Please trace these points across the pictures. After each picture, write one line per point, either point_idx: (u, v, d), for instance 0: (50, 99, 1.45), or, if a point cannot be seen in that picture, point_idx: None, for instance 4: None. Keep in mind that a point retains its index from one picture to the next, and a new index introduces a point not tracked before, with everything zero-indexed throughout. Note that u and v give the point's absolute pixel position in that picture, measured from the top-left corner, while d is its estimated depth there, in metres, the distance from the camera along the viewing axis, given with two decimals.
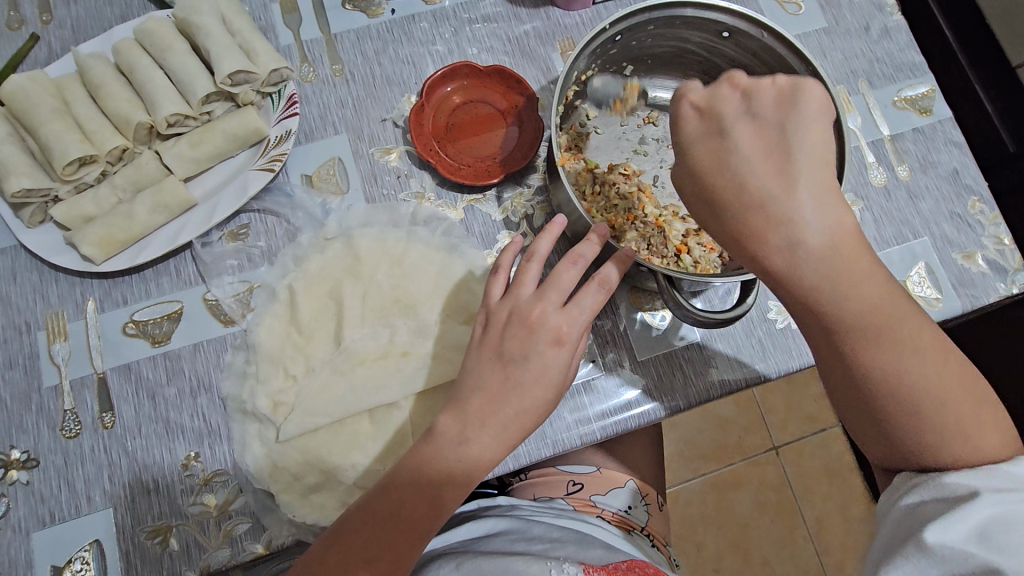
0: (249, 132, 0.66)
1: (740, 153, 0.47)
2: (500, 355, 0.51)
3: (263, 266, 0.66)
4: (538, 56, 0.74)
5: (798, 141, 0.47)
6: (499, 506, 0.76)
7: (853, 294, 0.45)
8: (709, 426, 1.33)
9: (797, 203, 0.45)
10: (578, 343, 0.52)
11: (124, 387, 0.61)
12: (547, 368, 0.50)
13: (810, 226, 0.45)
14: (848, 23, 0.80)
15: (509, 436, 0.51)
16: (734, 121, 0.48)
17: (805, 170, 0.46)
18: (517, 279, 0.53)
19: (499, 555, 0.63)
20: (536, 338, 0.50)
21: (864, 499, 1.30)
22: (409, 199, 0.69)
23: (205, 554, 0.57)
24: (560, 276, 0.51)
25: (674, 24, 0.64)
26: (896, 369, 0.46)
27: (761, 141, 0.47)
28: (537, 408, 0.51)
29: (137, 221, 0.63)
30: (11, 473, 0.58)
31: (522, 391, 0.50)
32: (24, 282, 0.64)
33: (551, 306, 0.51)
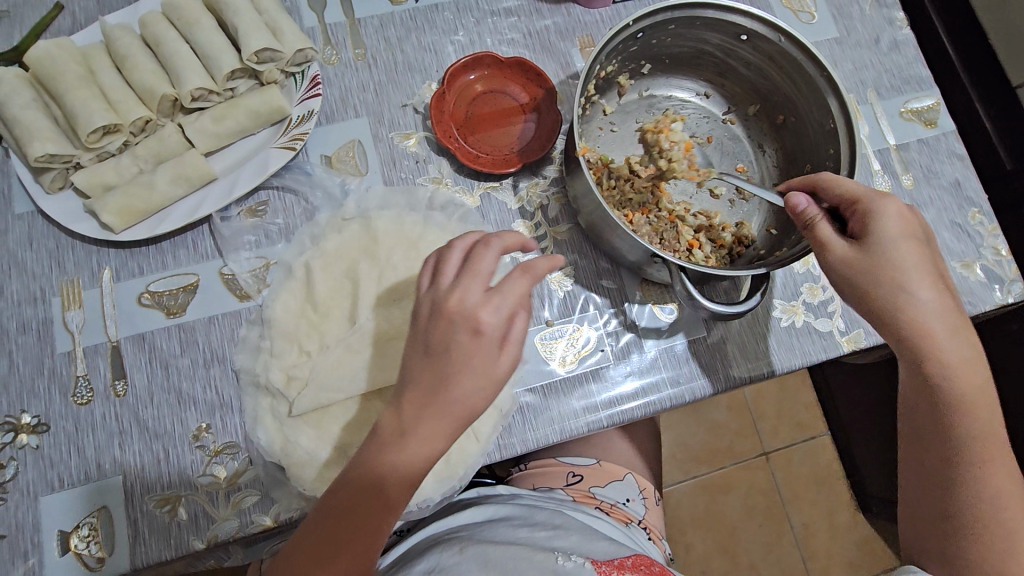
0: (272, 110, 0.66)
1: (906, 262, 0.55)
2: (424, 348, 0.48)
3: (281, 243, 0.66)
4: (557, 50, 0.76)
5: (942, 271, 0.58)
6: (497, 496, 0.78)
7: (975, 381, 0.57)
8: (701, 429, 1.35)
9: (939, 305, 0.56)
10: (505, 325, 0.48)
11: (138, 356, 0.62)
12: (466, 360, 0.47)
13: (947, 321, 0.56)
14: (858, 34, 0.82)
15: (448, 427, 0.47)
16: (915, 241, 0.56)
17: (945, 288, 0.57)
18: (439, 267, 0.50)
19: (504, 544, 0.66)
20: (456, 327, 0.47)
21: (848, 506, 1.33)
22: (427, 184, 0.70)
23: (214, 526, 0.58)
24: (479, 263, 0.48)
25: (694, 25, 0.66)
26: (981, 479, 0.56)
27: (927, 262, 0.56)
28: (470, 400, 0.47)
29: (157, 191, 0.63)
30: (20, 437, 0.59)
31: (451, 383, 0.47)
32: (40, 247, 0.64)
33: (469, 295, 0.47)
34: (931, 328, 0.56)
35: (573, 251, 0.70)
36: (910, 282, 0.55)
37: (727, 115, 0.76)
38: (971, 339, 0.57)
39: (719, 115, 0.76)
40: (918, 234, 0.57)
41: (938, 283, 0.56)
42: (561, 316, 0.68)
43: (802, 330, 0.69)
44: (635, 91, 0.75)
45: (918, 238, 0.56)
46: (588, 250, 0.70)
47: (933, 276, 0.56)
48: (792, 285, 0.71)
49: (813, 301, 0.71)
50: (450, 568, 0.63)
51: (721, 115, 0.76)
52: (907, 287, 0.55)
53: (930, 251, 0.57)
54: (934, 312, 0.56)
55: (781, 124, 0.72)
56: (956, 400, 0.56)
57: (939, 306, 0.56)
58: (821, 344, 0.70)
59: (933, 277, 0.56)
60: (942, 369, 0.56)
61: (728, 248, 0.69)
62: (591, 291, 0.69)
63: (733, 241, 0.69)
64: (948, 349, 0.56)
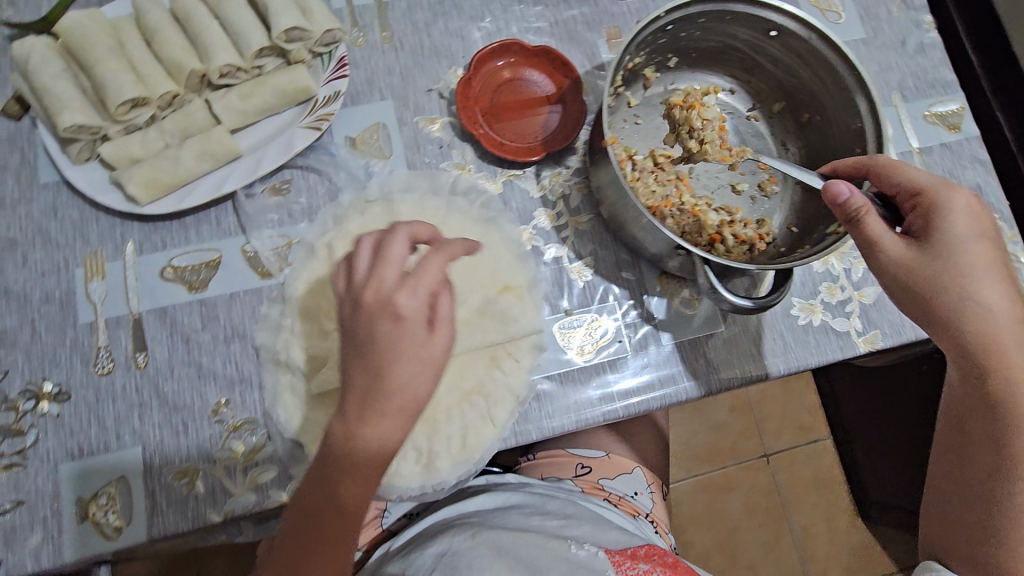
0: (299, 89, 0.66)
1: (973, 260, 0.55)
2: (351, 344, 0.48)
3: (303, 223, 0.66)
4: (584, 40, 0.76)
5: (1008, 269, 0.58)
6: (510, 484, 0.80)
7: None
8: (704, 428, 1.35)
9: (1001, 304, 0.56)
10: (428, 306, 0.48)
11: (159, 330, 0.62)
12: (396, 345, 0.47)
13: (1009, 320, 0.56)
14: (885, 36, 0.82)
15: (392, 418, 0.47)
16: (982, 238, 0.56)
17: (1010, 288, 0.57)
18: (351, 267, 0.50)
19: (518, 531, 0.67)
20: (377, 318, 0.47)
21: (848, 511, 1.34)
22: (451, 169, 0.70)
23: (230, 501, 0.58)
24: (388, 252, 0.48)
25: (724, 19, 0.66)
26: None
27: (993, 261, 0.56)
28: (415, 377, 0.47)
29: (183, 166, 0.63)
30: (42, 404, 0.59)
31: (384, 374, 0.47)
32: (65, 218, 0.64)
33: (384, 283, 0.48)
34: (990, 327, 0.56)
35: (593, 241, 0.70)
36: (976, 282, 0.55)
37: (752, 112, 0.76)
38: None
39: (744, 111, 0.76)
40: (987, 232, 0.56)
41: (1005, 284, 0.56)
42: (579, 305, 0.68)
43: (819, 329, 0.70)
44: (660, 84, 0.74)
45: (986, 236, 0.56)
46: (609, 241, 0.70)
47: (998, 275, 0.56)
48: (811, 283, 0.71)
49: (831, 301, 0.71)
50: (466, 553, 0.63)
51: (746, 111, 0.76)
52: (971, 286, 0.55)
53: (998, 250, 0.57)
54: (997, 311, 0.56)
55: (806, 122, 0.72)
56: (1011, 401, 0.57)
57: (1005, 306, 0.56)
58: (837, 343, 0.70)
59: (999, 277, 0.56)
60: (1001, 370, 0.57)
61: (750, 245, 0.68)
62: (611, 282, 0.69)
63: (755, 237, 0.69)
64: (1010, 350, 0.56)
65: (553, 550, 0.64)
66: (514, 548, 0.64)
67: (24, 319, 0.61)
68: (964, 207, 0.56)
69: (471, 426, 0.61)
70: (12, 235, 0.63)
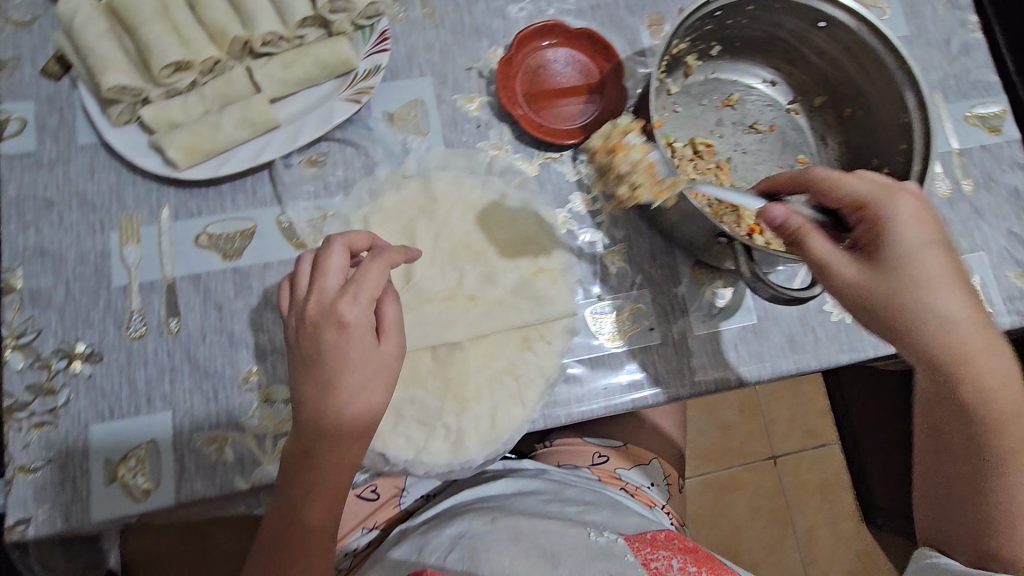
0: (340, 61, 0.65)
1: (929, 268, 0.53)
2: (302, 357, 0.51)
3: (338, 195, 0.66)
4: (626, 26, 0.75)
5: (963, 272, 0.56)
6: (525, 475, 0.79)
7: (1001, 389, 0.55)
8: (713, 428, 1.35)
9: (959, 312, 0.54)
10: (370, 312, 0.51)
11: (192, 296, 0.62)
12: (343, 349, 0.50)
13: (967, 329, 0.54)
14: (929, 35, 0.81)
15: (349, 423, 0.50)
16: (931, 244, 0.54)
17: (966, 292, 0.55)
18: (294, 284, 0.53)
19: (538, 518, 0.66)
20: (322, 330, 0.50)
21: (854, 516, 1.33)
22: (488, 149, 0.69)
23: (257, 469, 0.58)
24: (327, 267, 0.51)
25: (773, 8, 0.65)
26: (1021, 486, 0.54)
27: (947, 267, 0.54)
28: (363, 376, 0.50)
29: (222, 132, 0.62)
30: (74, 364, 0.59)
31: (333, 381, 0.49)
32: (101, 180, 0.64)
33: (325, 294, 0.51)
34: (950, 340, 0.54)
35: (628, 228, 0.69)
36: (934, 291, 0.53)
37: (791, 105, 0.75)
38: (1001, 346, 0.56)
39: (784, 104, 0.75)
40: (940, 237, 0.54)
41: (961, 289, 0.54)
42: (613, 290, 0.67)
43: (852, 326, 0.69)
44: (701, 72, 0.73)
45: (939, 240, 0.54)
46: (644, 229, 0.69)
47: (955, 280, 0.54)
48: None
49: None
50: (484, 537, 0.63)
51: (786, 104, 0.75)
52: (930, 296, 0.53)
53: (951, 252, 0.55)
54: (957, 319, 0.54)
55: (847, 117, 0.71)
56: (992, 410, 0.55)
57: (964, 313, 0.54)
58: (870, 341, 0.69)
59: (955, 282, 0.54)
60: (972, 382, 0.55)
61: None
62: (644, 270, 0.68)
63: None
64: (976, 360, 0.54)
65: (574, 537, 0.62)
66: (535, 534, 0.62)
67: (58, 280, 0.61)
68: (909, 214, 0.54)
69: (500, 406, 0.61)
70: (49, 196, 0.63)
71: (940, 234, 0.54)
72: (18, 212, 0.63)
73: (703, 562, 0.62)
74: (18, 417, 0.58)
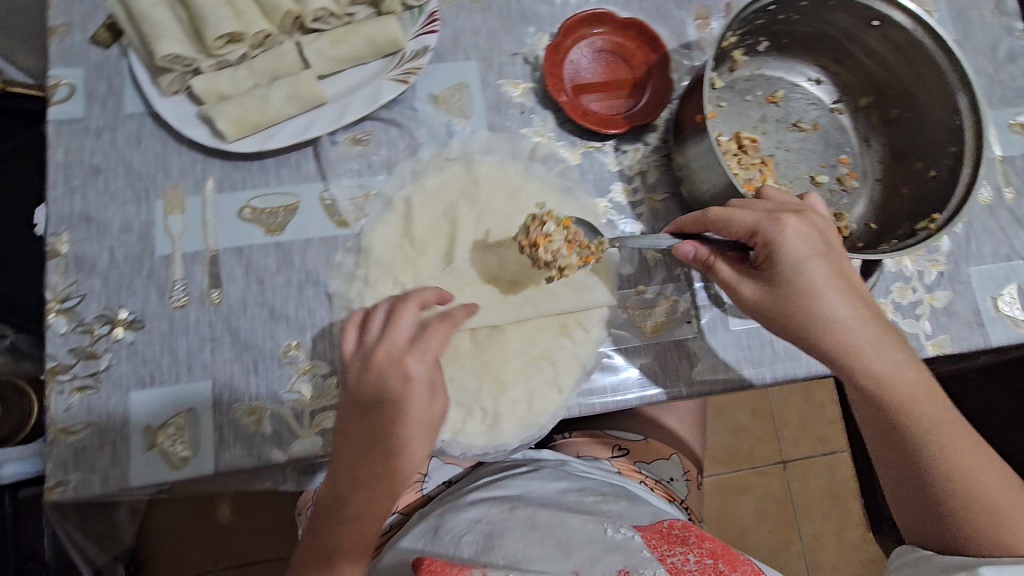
0: (389, 41, 0.65)
1: (816, 279, 0.55)
2: (360, 401, 0.54)
3: (381, 175, 0.66)
4: (673, 18, 0.74)
5: (848, 273, 0.58)
6: (545, 470, 0.77)
7: (905, 386, 0.57)
8: (724, 430, 1.34)
9: (849, 319, 0.56)
10: (432, 370, 0.55)
11: (234, 268, 0.62)
12: (404, 399, 0.53)
13: (858, 333, 0.56)
14: (977, 41, 0.80)
15: (391, 476, 0.55)
16: (814, 257, 0.56)
17: (854, 295, 0.57)
18: (365, 324, 0.56)
19: (556, 509, 0.65)
20: (385, 380, 0.53)
21: (861, 524, 1.33)
22: (532, 136, 0.69)
23: (295, 442, 0.58)
24: (399, 319, 0.55)
25: (827, 4, 0.64)
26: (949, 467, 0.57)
27: (834, 274, 0.56)
28: (414, 432, 0.54)
29: (271, 106, 0.62)
30: (116, 330, 0.60)
31: (385, 432, 0.53)
32: (148, 149, 0.64)
33: (396, 345, 0.54)
34: (848, 348, 0.56)
35: (668, 220, 0.69)
36: (821, 303, 0.55)
37: (836, 105, 0.74)
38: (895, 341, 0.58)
39: (828, 103, 0.74)
40: (824, 245, 0.56)
41: (849, 292, 0.57)
42: (652, 282, 0.66)
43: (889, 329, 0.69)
44: (747, 68, 0.73)
45: (822, 249, 0.56)
46: None
47: (844, 284, 0.56)
48: (884, 283, 0.70)
49: (902, 302, 0.70)
50: (501, 525, 0.64)
51: (831, 103, 0.74)
52: (820, 304, 0.55)
53: (837, 254, 0.57)
54: (849, 325, 0.56)
55: (893, 118, 0.70)
56: (904, 406, 0.57)
57: (854, 318, 0.56)
58: None
59: (843, 287, 0.56)
60: (877, 386, 0.57)
61: None
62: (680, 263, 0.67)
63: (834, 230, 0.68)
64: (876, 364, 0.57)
65: (591, 530, 0.61)
66: (551, 521, 0.62)
67: (103, 246, 0.62)
68: (795, 231, 0.55)
69: (537, 391, 0.62)
70: (96, 162, 0.64)
71: (823, 241, 0.57)
72: (65, 177, 0.63)
73: (720, 555, 0.60)
74: (61, 379, 0.58)
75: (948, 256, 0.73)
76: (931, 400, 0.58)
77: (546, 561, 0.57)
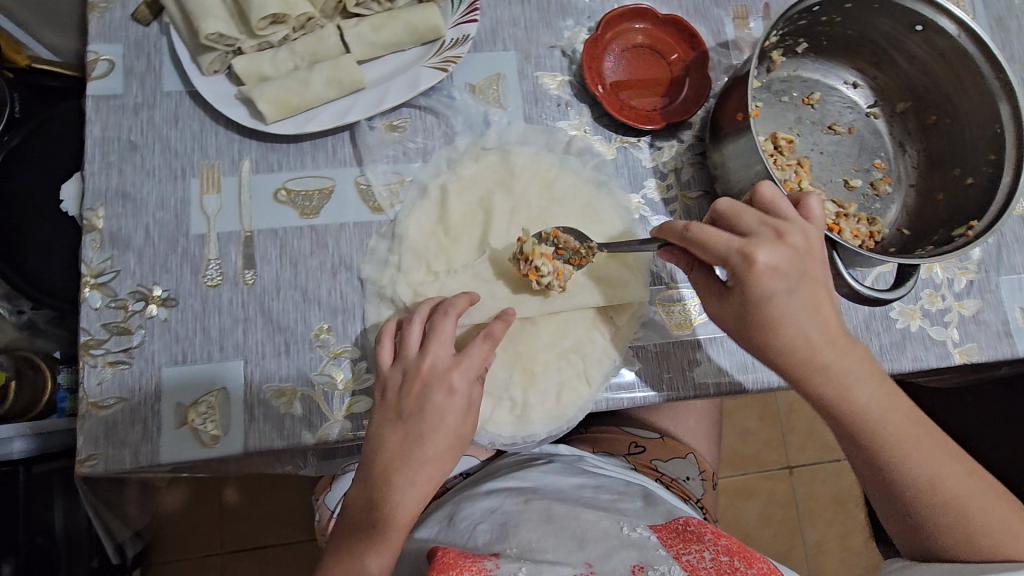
0: (429, 28, 0.65)
1: (776, 294, 0.52)
2: (399, 413, 0.54)
3: (417, 162, 0.66)
4: (711, 16, 0.74)
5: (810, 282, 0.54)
6: (560, 464, 0.77)
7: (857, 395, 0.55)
8: (731, 434, 1.34)
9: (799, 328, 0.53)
10: (472, 388, 0.56)
11: (269, 250, 0.62)
12: (441, 417, 0.54)
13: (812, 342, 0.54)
14: (1014, 51, 0.80)
15: (421, 488, 0.54)
16: (778, 282, 0.52)
17: (806, 304, 0.54)
18: (403, 335, 0.56)
19: (572, 504, 0.64)
20: (429, 392, 0.54)
21: (865, 532, 1.33)
22: (568, 129, 0.69)
23: (324, 425, 0.59)
24: (440, 331, 0.56)
25: (871, 8, 0.64)
26: (912, 473, 0.55)
27: (794, 288, 0.53)
28: (446, 442, 0.55)
29: (311, 89, 0.62)
30: (150, 307, 0.60)
31: (422, 442, 0.54)
32: (185, 128, 0.64)
33: (440, 359, 0.55)
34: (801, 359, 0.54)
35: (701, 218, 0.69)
36: (776, 313, 0.53)
37: (872, 109, 0.74)
38: (847, 346, 0.55)
39: (864, 107, 0.74)
40: (795, 265, 0.52)
41: (805, 300, 0.53)
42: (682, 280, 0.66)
43: (917, 336, 0.69)
44: (784, 69, 0.73)
45: (790, 270, 0.52)
46: None
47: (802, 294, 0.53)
48: (915, 289, 0.70)
49: (931, 309, 0.70)
50: (516, 516, 0.63)
51: (866, 107, 0.74)
52: (773, 314, 0.53)
53: (805, 272, 0.53)
54: (803, 335, 0.54)
55: (930, 125, 0.70)
56: (864, 416, 0.55)
57: (806, 326, 0.54)
58: (934, 352, 0.69)
59: (800, 293, 0.53)
60: (833, 397, 0.55)
61: (863, 240, 0.67)
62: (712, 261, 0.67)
63: (868, 233, 0.68)
64: (828, 374, 0.54)
65: (607, 525, 0.59)
66: (566, 514, 0.61)
67: (138, 223, 0.62)
68: (764, 267, 0.52)
69: (566, 383, 0.62)
70: (133, 139, 0.63)
71: (802, 268, 0.53)
72: (102, 152, 0.63)
73: (736, 552, 0.56)
74: (94, 353, 0.58)
75: (978, 264, 0.73)
76: (886, 401, 0.55)
77: (559, 552, 0.56)
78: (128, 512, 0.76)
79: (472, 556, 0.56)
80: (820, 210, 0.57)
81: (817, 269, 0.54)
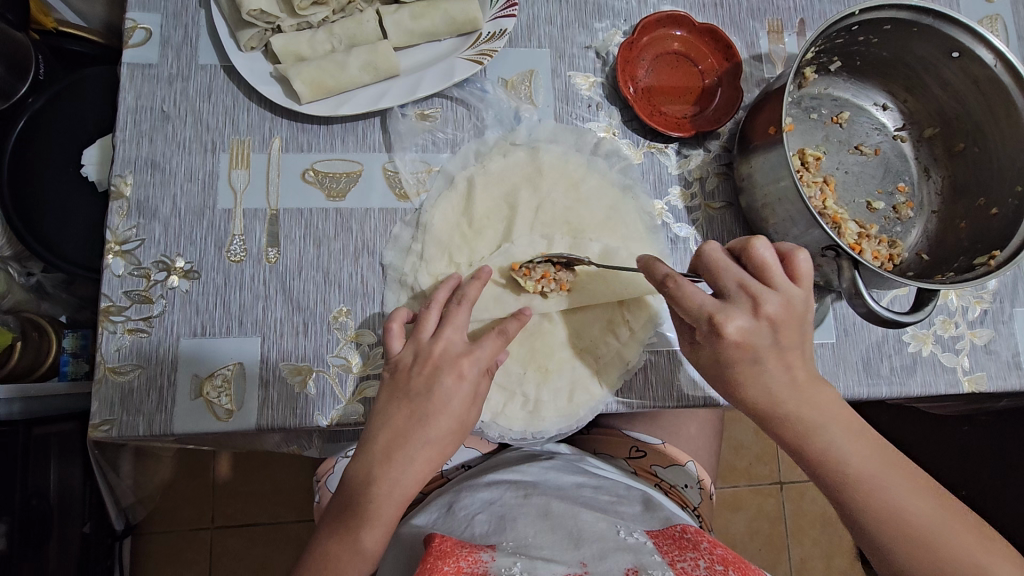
0: (467, 20, 0.65)
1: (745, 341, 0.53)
2: (407, 392, 0.54)
3: (445, 153, 0.67)
4: (745, 28, 0.74)
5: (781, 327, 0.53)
6: (561, 462, 0.78)
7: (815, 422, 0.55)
8: (725, 447, 1.35)
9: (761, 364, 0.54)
10: (479, 380, 0.56)
11: (293, 229, 0.62)
12: (447, 401, 0.54)
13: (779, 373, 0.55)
14: None
15: (417, 470, 0.54)
16: (744, 344, 0.53)
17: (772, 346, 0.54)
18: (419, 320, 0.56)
19: (569, 502, 0.63)
20: (440, 375, 0.54)
21: (850, 552, 1.34)
22: (597, 130, 0.69)
23: (335, 407, 0.59)
24: (455, 317, 0.56)
25: (909, 31, 0.64)
26: (878, 500, 0.53)
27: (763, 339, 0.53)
28: (450, 426, 0.54)
29: (347, 72, 0.63)
30: (171, 278, 0.60)
31: (426, 424, 0.53)
32: (218, 102, 0.64)
33: (453, 345, 0.55)
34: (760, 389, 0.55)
35: (723, 229, 0.69)
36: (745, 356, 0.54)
37: (899, 132, 0.74)
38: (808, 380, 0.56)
39: (892, 130, 0.74)
40: (766, 326, 0.53)
41: (774, 344, 0.54)
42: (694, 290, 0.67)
43: (927, 361, 0.69)
44: (816, 86, 0.73)
45: (760, 329, 0.53)
46: (738, 232, 0.69)
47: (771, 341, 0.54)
48: (930, 315, 0.70)
49: (944, 335, 0.70)
50: (515, 509, 0.63)
51: (893, 130, 0.74)
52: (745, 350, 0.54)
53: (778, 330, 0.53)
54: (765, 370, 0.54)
55: (958, 152, 0.71)
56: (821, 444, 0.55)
57: (769, 363, 0.54)
58: (943, 378, 0.69)
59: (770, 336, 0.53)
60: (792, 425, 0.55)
61: (881, 262, 0.68)
62: None
63: (887, 256, 0.69)
64: (789, 402, 0.55)
65: (606, 526, 0.58)
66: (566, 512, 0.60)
67: (165, 193, 0.62)
68: (731, 337, 0.53)
69: (579, 382, 0.63)
70: (165, 110, 0.64)
71: (771, 337, 0.53)
72: (134, 121, 0.63)
73: (732, 562, 0.52)
74: (114, 320, 0.58)
75: (993, 294, 0.73)
76: (844, 429, 0.55)
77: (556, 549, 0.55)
78: (121, 482, 0.77)
79: (468, 547, 0.54)
80: (809, 269, 0.55)
81: (793, 327, 0.54)
